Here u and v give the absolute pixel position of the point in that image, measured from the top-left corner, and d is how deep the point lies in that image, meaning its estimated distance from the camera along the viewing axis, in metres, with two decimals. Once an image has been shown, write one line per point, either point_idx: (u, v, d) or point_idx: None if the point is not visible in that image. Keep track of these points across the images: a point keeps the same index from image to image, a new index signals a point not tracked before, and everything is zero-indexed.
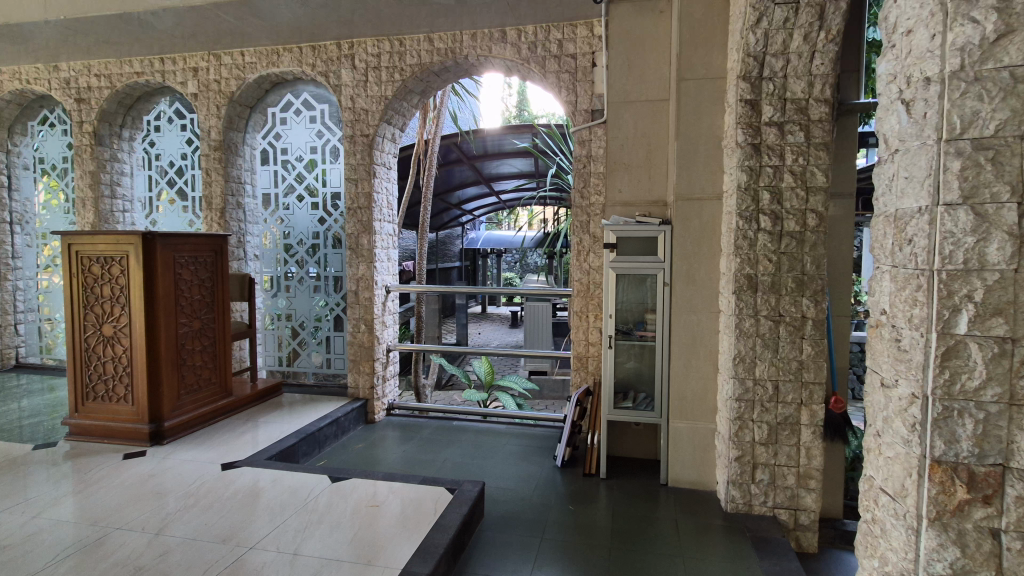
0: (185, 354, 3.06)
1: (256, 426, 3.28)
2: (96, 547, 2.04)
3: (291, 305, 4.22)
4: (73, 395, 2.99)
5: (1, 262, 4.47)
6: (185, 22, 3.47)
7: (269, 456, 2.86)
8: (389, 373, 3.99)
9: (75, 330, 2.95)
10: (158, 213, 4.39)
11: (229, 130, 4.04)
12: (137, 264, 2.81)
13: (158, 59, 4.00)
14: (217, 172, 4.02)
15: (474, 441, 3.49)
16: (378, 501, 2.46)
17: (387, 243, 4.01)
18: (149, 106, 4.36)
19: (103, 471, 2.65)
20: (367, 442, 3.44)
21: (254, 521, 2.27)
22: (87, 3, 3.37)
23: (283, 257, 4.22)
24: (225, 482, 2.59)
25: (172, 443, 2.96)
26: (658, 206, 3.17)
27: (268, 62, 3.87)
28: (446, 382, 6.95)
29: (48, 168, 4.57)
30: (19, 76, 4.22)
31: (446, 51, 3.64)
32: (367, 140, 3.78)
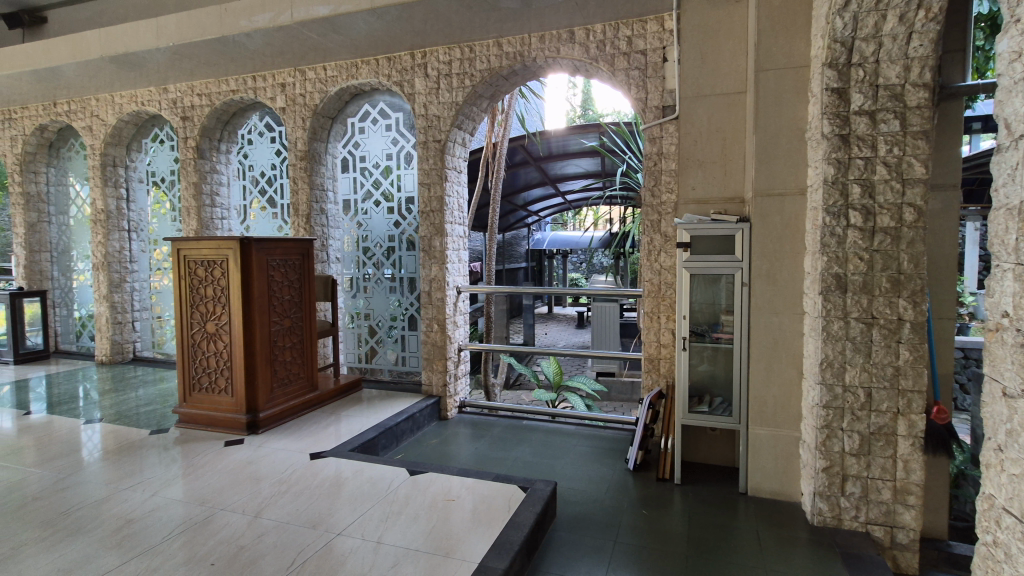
0: (277, 350, 3.30)
1: (339, 419, 3.47)
2: (203, 525, 2.24)
3: (369, 305, 4.44)
4: (182, 386, 3.31)
5: (121, 266, 5.01)
6: (274, 41, 3.74)
7: (351, 448, 3.02)
8: (461, 371, 4.08)
9: (183, 327, 3.25)
10: (252, 219, 4.78)
11: (313, 141, 4.30)
12: (236, 267, 3.06)
13: (251, 77, 4.33)
14: (303, 180, 4.29)
15: (543, 441, 3.50)
16: (453, 495, 2.54)
17: (458, 244, 4.11)
18: (243, 121, 4.73)
19: (207, 456, 2.90)
20: (440, 438, 3.55)
21: (339, 509, 2.41)
22: (192, 30, 3.70)
23: (361, 259, 4.44)
24: (313, 471, 2.77)
25: (266, 432, 3.20)
26: (734, 203, 3.04)
27: (348, 75, 4.09)
28: (514, 381, 7.03)
29: (159, 180, 5.08)
30: (135, 99, 4.70)
31: (516, 55, 3.69)
32: (439, 146, 3.90)
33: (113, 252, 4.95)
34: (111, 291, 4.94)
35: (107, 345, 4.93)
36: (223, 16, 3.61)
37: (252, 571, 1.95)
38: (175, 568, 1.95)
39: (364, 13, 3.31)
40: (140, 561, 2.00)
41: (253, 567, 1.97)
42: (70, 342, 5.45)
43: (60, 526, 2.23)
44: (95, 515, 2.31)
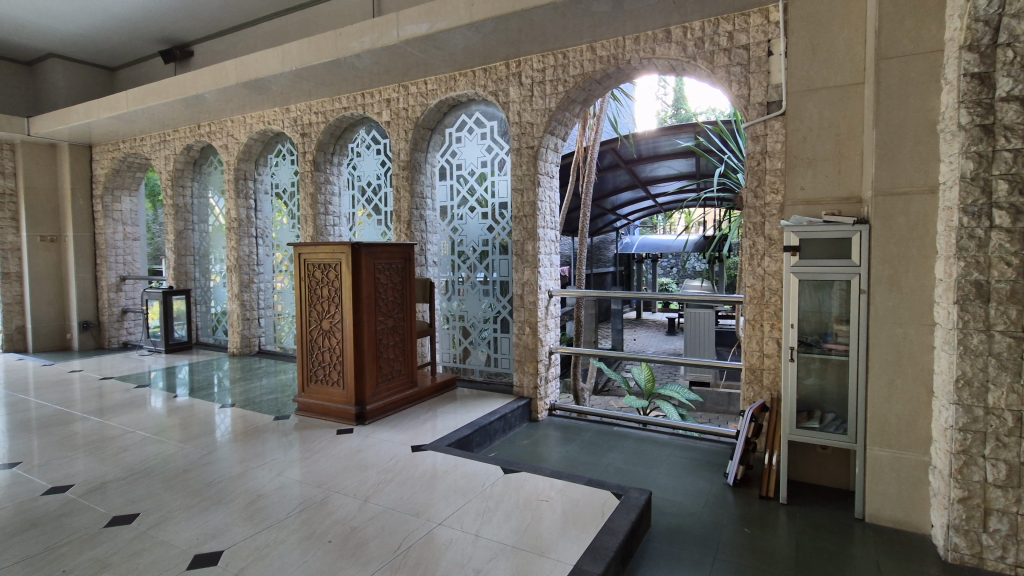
0: (382, 348, 3.54)
1: (435, 415, 3.65)
2: (320, 505, 2.46)
3: (464, 307, 4.62)
4: (301, 378, 3.65)
5: (250, 268, 5.62)
6: (381, 60, 4.02)
7: (448, 444, 3.16)
8: (551, 374, 4.12)
9: (302, 324, 3.58)
10: (359, 226, 5.18)
11: (414, 151, 4.55)
12: (348, 269, 3.33)
13: (360, 94, 4.68)
14: (405, 188, 4.55)
15: (635, 449, 3.44)
16: (545, 497, 2.57)
17: (550, 248, 4.15)
18: (352, 135, 5.13)
19: (322, 442, 3.18)
20: (532, 439, 3.61)
21: (438, 500, 2.53)
22: (311, 54, 4.06)
23: (456, 263, 4.65)
24: (414, 462, 2.93)
25: (372, 423, 3.44)
26: (851, 203, 2.81)
27: (447, 87, 4.29)
28: (603, 388, 6.96)
29: (281, 191, 5.64)
30: (262, 119, 5.25)
31: (610, 59, 3.67)
32: (532, 151, 3.97)
33: (243, 256, 5.55)
34: (241, 290, 5.55)
35: (238, 338, 5.55)
36: (337, 40, 3.94)
37: (363, 551, 2.10)
38: (297, 543, 2.15)
39: (464, 28, 3.47)
40: (268, 533, 2.23)
41: (364, 548, 2.13)
42: (209, 335, 6.20)
43: (204, 496, 2.54)
44: (231, 489, 2.62)
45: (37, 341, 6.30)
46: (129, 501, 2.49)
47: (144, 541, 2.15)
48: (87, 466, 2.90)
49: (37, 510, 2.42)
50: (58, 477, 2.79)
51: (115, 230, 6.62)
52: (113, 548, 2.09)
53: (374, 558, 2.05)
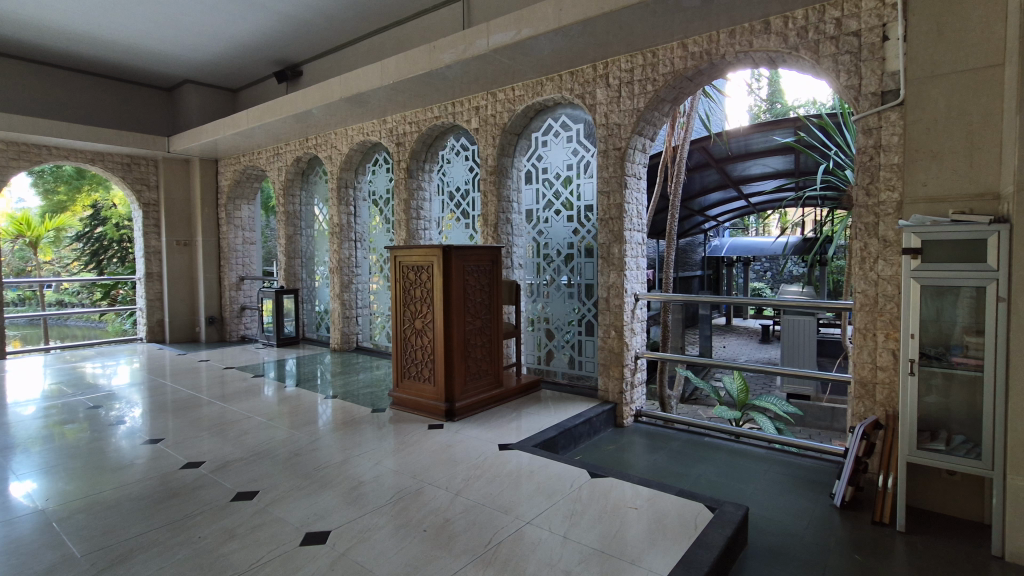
0: (471, 347, 3.65)
1: (521, 415, 3.70)
2: (414, 496, 2.58)
3: (549, 309, 4.66)
4: (396, 374, 3.86)
5: (349, 270, 6.02)
6: (471, 69, 4.15)
7: (535, 444, 3.19)
8: (638, 380, 4.03)
9: (397, 323, 3.78)
10: (448, 230, 5.40)
11: (502, 156, 4.65)
12: (440, 272, 3.47)
13: (451, 103, 4.87)
14: (492, 193, 4.66)
15: (728, 461, 3.29)
16: (633, 504, 2.52)
17: (637, 252, 4.07)
18: (443, 143, 5.35)
19: (415, 436, 3.33)
20: (618, 445, 3.55)
21: (525, 500, 2.57)
22: (406, 67, 4.29)
23: (542, 266, 4.70)
24: (502, 460, 3.00)
25: (461, 420, 3.56)
26: (985, 200, 2.50)
27: (534, 93, 4.35)
28: (691, 396, 6.70)
29: (378, 198, 6.00)
30: (362, 131, 5.61)
31: (703, 55, 3.54)
32: (620, 153, 3.91)
33: (345, 258, 5.97)
34: (342, 290, 5.96)
35: (339, 335, 5.97)
36: (430, 53, 4.13)
37: (455, 543, 2.18)
38: (395, 528, 2.28)
39: (552, 33, 3.50)
40: (368, 518, 2.37)
41: (456, 540, 2.20)
42: (313, 331, 6.72)
43: (311, 480, 2.76)
44: (334, 475, 2.82)
45: (173, 333, 7.15)
46: (248, 479, 2.76)
47: (262, 516, 2.37)
48: (214, 446, 3.25)
49: (177, 482, 2.75)
50: (192, 453, 3.15)
51: (235, 235, 7.37)
52: (238, 520, 2.33)
53: (465, 551, 2.12)
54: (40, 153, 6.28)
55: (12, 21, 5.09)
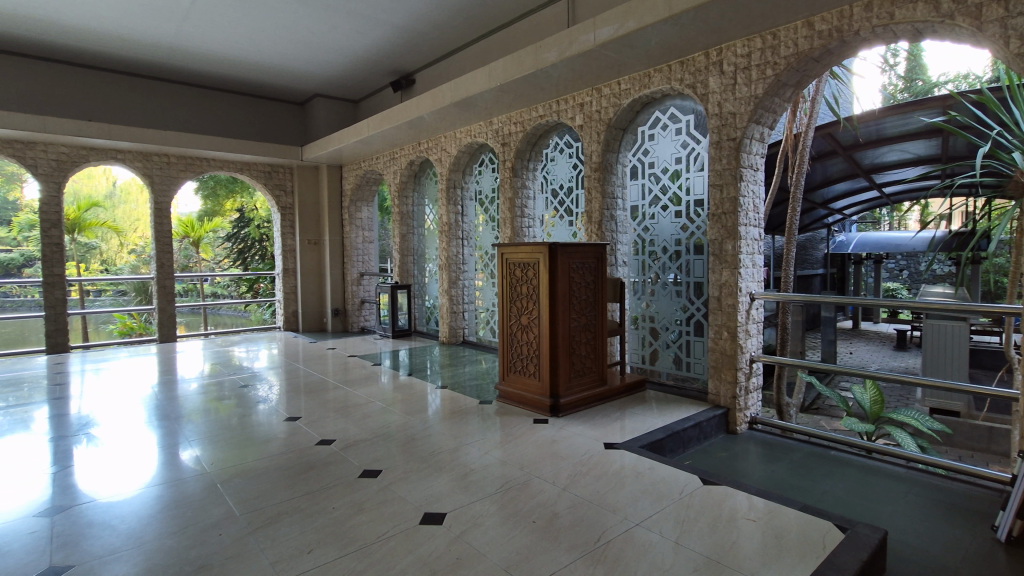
0: (575, 344, 3.66)
1: (627, 415, 3.64)
2: (522, 487, 2.64)
3: (655, 308, 4.53)
4: (502, 368, 3.97)
5: (457, 267, 6.29)
6: (576, 67, 4.15)
7: (641, 445, 3.13)
8: (753, 385, 3.79)
9: (503, 318, 3.88)
10: (551, 228, 5.44)
11: (606, 152, 4.59)
12: (545, 269, 3.52)
13: (556, 101, 4.89)
14: (596, 190, 4.62)
15: (860, 478, 2.99)
16: (750, 516, 2.38)
17: (753, 248, 3.81)
18: (546, 141, 5.40)
19: (522, 429, 3.42)
20: (731, 452, 3.37)
21: (632, 500, 2.52)
22: (513, 68, 4.38)
23: (648, 263, 4.58)
24: (608, 459, 2.97)
25: (566, 416, 3.58)
26: None
27: (641, 85, 4.24)
28: (812, 405, 6.17)
29: (483, 198, 6.19)
30: (469, 133, 5.83)
31: (832, 32, 3.21)
32: (735, 144, 3.69)
33: (453, 256, 6.25)
34: (450, 286, 6.25)
35: (447, 329, 6.28)
36: (535, 52, 4.18)
37: (563, 536, 2.20)
38: (504, 517, 2.35)
39: (662, 23, 3.39)
40: (479, 504, 2.47)
41: (565, 534, 2.22)
42: (423, 324, 7.12)
43: (426, 464, 2.93)
44: (448, 460, 2.98)
45: (305, 323, 7.96)
46: (372, 459, 3.00)
47: (385, 494, 2.57)
48: (341, 426, 3.58)
49: (312, 456, 3.07)
50: (323, 432, 3.49)
51: (356, 234, 8.01)
52: (366, 495, 2.55)
53: (574, 545, 2.13)
54: (201, 164, 7.28)
55: (179, 52, 5.95)
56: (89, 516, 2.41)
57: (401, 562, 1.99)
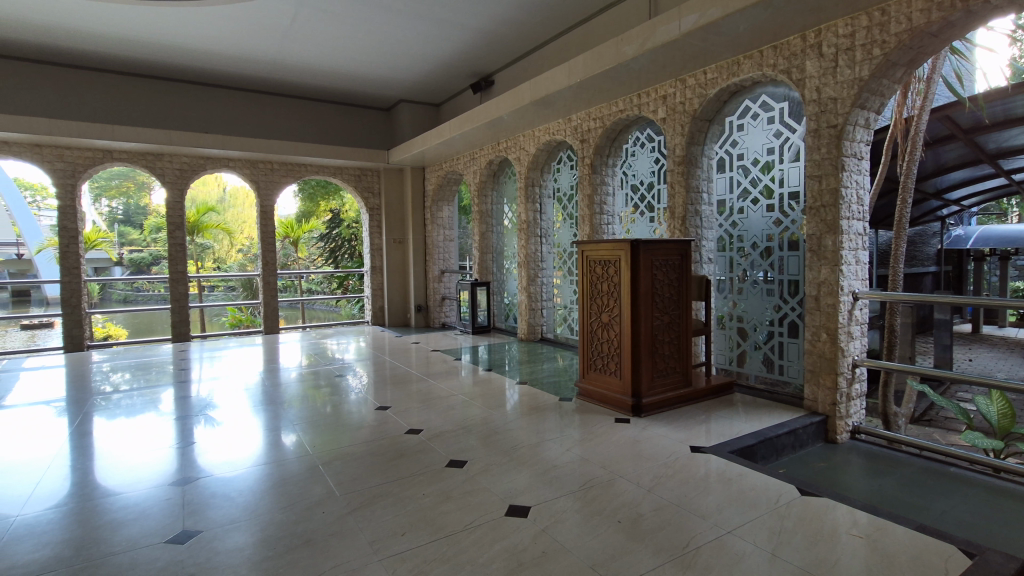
0: (658, 343, 3.57)
1: (714, 418, 3.50)
2: (606, 486, 2.62)
3: (743, 307, 4.32)
4: (582, 365, 3.96)
5: (535, 264, 6.34)
6: (658, 58, 4.03)
7: (731, 450, 3.00)
8: (855, 392, 3.50)
9: (584, 316, 3.86)
10: (632, 224, 5.33)
11: (691, 145, 4.42)
12: (627, 266, 3.45)
13: (637, 95, 4.79)
14: (680, 184, 4.46)
15: (987, 500, 2.67)
16: (856, 532, 2.20)
17: (857, 243, 3.51)
18: (627, 136, 5.30)
19: (603, 428, 3.38)
20: (831, 463, 3.14)
21: (723, 506, 2.42)
22: (592, 64, 4.34)
23: (736, 259, 4.38)
24: (695, 463, 2.87)
25: (649, 416, 3.51)
26: None
27: (729, 74, 4.04)
28: (923, 417, 5.60)
29: (562, 196, 6.19)
30: (548, 131, 5.83)
31: (955, 2, 2.85)
32: (835, 131, 3.42)
33: (532, 253, 6.29)
34: (529, 283, 6.31)
35: (526, 326, 6.35)
36: (616, 46, 4.11)
37: (650, 538, 2.16)
38: (588, 514, 2.34)
39: (753, 7, 3.21)
40: (562, 500, 2.48)
41: (651, 535, 2.18)
42: (502, 321, 7.25)
43: (509, 457, 2.98)
44: (529, 455, 3.01)
45: (391, 318, 8.36)
46: (457, 450, 3.10)
47: (470, 484, 2.64)
48: (426, 417, 3.73)
49: (402, 444, 3.23)
50: (410, 421, 3.66)
51: (438, 233, 8.28)
52: (452, 485, 2.64)
53: (662, 548, 2.08)
54: (299, 170, 7.86)
55: (280, 66, 6.45)
56: (211, 489, 2.69)
57: (488, 551, 2.05)
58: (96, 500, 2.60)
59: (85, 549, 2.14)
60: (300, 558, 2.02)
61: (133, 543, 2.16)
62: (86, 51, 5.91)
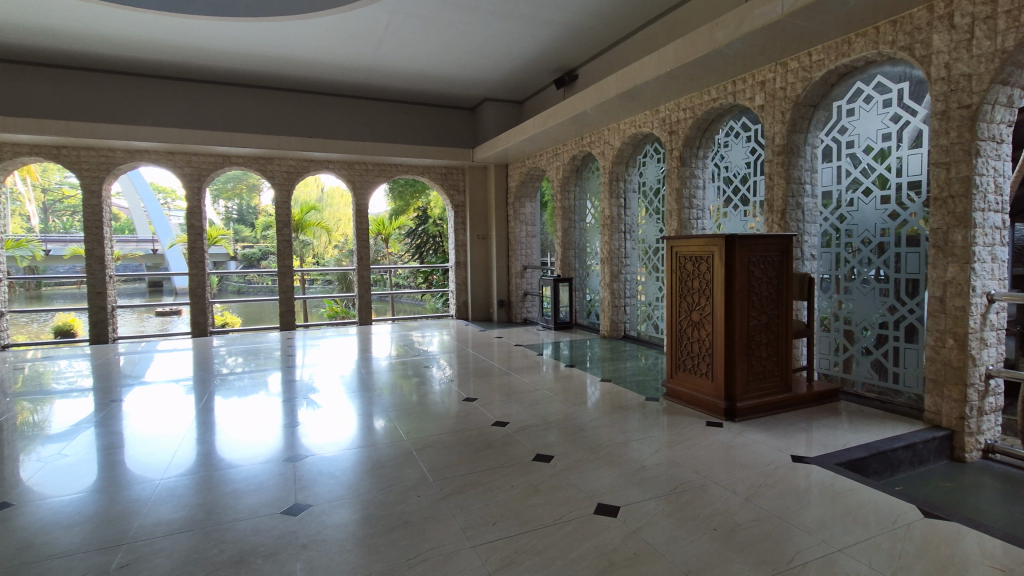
0: (755, 344, 3.38)
1: (817, 427, 3.26)
2: (699, 491, 2.52)
3: (850, 307, 3.99)
4: (670, 365, 3.84)
5: (619, 261, 6.24)
6: (757, 43, 3.79)
7: (838, 462, 2.77)
8: (989, 405, 3.12)
9: (673, 313, 3.74)
10: (725, 219, 5.08)
11: (792, 133, 4.13)
12: (720, 263, 3.30)
13: (732, 82, 4.55)
14: (780, 175, 4.19)
15: None
16: (994, 563, 1.95)
17: (992, 238, 3.11)
18: (720, 126, 5.05)
19: (694, 430, 3.26)
20: (958, 484, 2.81)
21: (830, 522, 2.25)
22: (683, 52, 4.17)
23: (844, 256, 4.04)
24: (797, 473, 2.69)
25: (743, 421, 3.33)
26: None
27: (838, 55, 3.72)
28: None
29: (647, 190, 6.01)
30: (634, 123, 5.68)
31: None
32: (968, 112, 3.03)
33: (615, 250, 6.21)
34: (612, 280, 6.23)
35: (608, 322, 6.27)
36: (709, 33, 3.92)
37: (749, 550, 2.05)
38: (681, 519, 2.27)
39: None
40: (653, 502, 2.42)
41: (749, 546, 2.07)
42: (584, 317, 7.22)
43: (596, 455, 2.96)
44: (617, 454, 2.97)
45: (474, 312, 8.58)
46: (543, 445, 3.13)
47: (558, 479, 2.66)
48: (512, 410, 3.79)
49: (489, 434, 3.31)
50: (496, 413, 3.73)
51: (521, 229, 8.37)
52: (541, 478, 2.66)
53: (762, 561, 1.97)
54: (391, 170, 8.26)
55: (374, 72, 6.80)
56: (317, 466, 2.91)
57: (578, 547, 2.04)
58: (219, 470, 2.91)
59: (214, 513, 2.39)
60: (398, 538, 2.13)
61: (254, 512, 2.39)
62: (211, 67, 6.57)
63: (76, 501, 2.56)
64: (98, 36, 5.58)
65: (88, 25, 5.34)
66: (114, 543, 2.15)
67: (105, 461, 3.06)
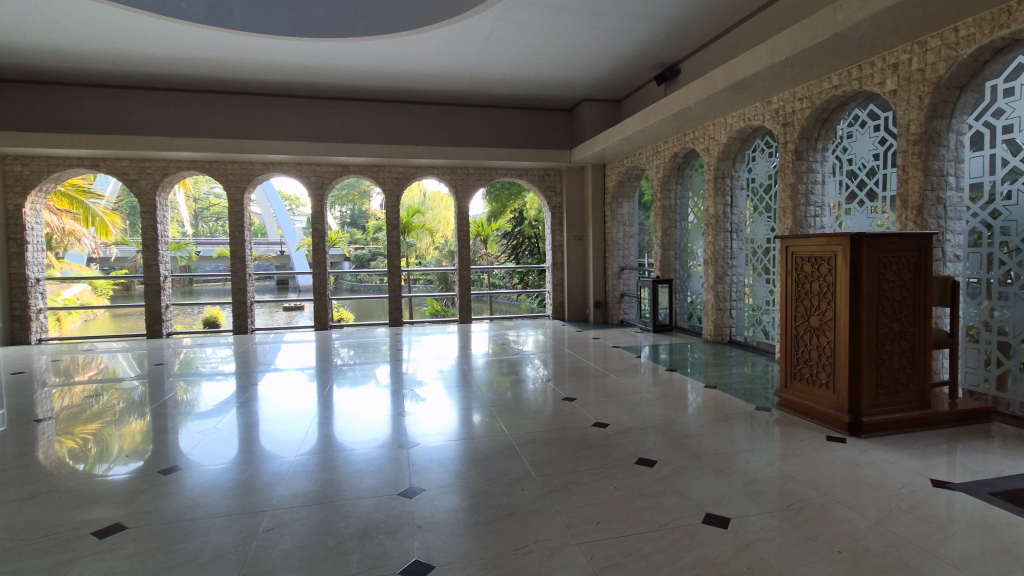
0: (885, 354, 3.07)
1: (963, 450, 2.88)
2: (819, 510, 2.34)
3: (1005, 315, 3.48)
4: (784, 373, 3.61)
5: (724, 262, 5.93)
6: (889, 22, 3.44)
7: (991, 492, 2.44)
8: None
9: (788, 318, 3.51)
10: (848, 216, 4.66)
11: (932, 120, 3.71)
12: (844, 264, 3.04)
13: (857, 67, 4.16)
14: (915, 167, 3.79)
15: None
16: None
17: None
18: (843, 115, 4.63)
19: (812, 444, 3.03)
20: None
21: (982, 558, 1.99)
22: (799, 39, 3.89)
23: (997, 256, 3.54)
24: (939, 500, 2.41)
25: (870, 438, 3.04)
26: None
27: (993, 27, 3.25)
28: None
29: (757, 187, 5.66)
30: (742, 117, 5.39)
31: None
32: None
33: (720, 250, 5.92)
34: (716, 282, 5.95)
35: (712, 326, 6.00)
36: (831, 15, 3.62)
37: None
38: (799, 537, 2.13)
39: None
40: (767, 517, 2.29)
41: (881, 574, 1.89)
42: (685, 320, 6.96)
43: (703, 463, 2.85)
44: (725, 464, 2.84)
45: (570, 312, 8.59)
46: (646, 449, 3.07)
47: (663, 484, 2.60)
48: (611, 412, 3.75)
49: (589, 435, 3.31)
50: (595, 414, 3.72)
51: (618, 229, 8.24)
52: (644, 482, 2.62)
53: None
54: (491, 173, 8.51)
55: (476, 79, 7.07)
56: (426, 454, 3.09)
57: (685, 555, 1.99)
58: (341, 452, 3.19)
59: (339, 490, 2.63)
60: (505, 528, 2.21)
61: (373, 492, 2.59)
62: (334, 84, 7.21)
63: (227, 470, 2.94)
64: (244, 63, 6.37)
65: (235, 54, 6.11)
66: (259, 508, 2.45)
67: (248, 437, 3.48)
